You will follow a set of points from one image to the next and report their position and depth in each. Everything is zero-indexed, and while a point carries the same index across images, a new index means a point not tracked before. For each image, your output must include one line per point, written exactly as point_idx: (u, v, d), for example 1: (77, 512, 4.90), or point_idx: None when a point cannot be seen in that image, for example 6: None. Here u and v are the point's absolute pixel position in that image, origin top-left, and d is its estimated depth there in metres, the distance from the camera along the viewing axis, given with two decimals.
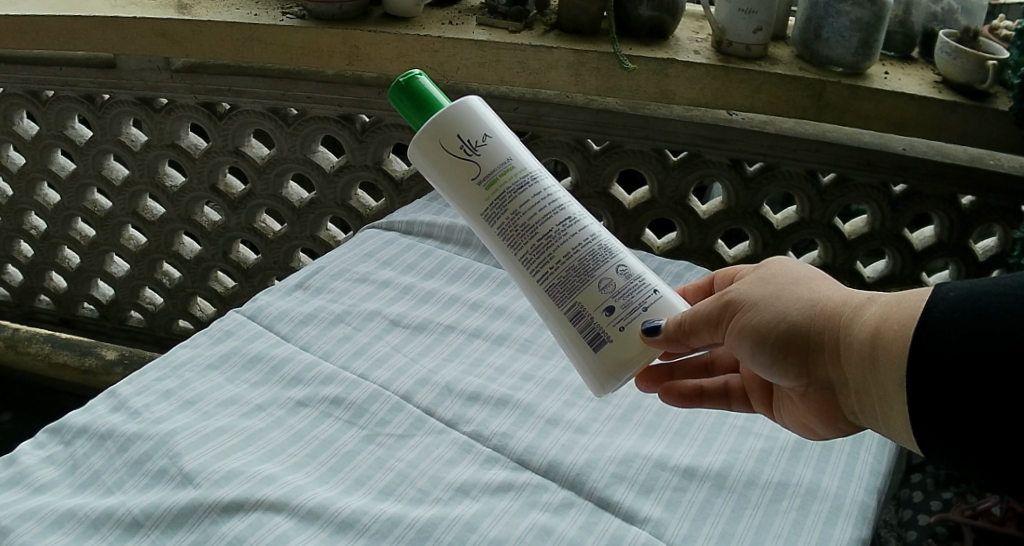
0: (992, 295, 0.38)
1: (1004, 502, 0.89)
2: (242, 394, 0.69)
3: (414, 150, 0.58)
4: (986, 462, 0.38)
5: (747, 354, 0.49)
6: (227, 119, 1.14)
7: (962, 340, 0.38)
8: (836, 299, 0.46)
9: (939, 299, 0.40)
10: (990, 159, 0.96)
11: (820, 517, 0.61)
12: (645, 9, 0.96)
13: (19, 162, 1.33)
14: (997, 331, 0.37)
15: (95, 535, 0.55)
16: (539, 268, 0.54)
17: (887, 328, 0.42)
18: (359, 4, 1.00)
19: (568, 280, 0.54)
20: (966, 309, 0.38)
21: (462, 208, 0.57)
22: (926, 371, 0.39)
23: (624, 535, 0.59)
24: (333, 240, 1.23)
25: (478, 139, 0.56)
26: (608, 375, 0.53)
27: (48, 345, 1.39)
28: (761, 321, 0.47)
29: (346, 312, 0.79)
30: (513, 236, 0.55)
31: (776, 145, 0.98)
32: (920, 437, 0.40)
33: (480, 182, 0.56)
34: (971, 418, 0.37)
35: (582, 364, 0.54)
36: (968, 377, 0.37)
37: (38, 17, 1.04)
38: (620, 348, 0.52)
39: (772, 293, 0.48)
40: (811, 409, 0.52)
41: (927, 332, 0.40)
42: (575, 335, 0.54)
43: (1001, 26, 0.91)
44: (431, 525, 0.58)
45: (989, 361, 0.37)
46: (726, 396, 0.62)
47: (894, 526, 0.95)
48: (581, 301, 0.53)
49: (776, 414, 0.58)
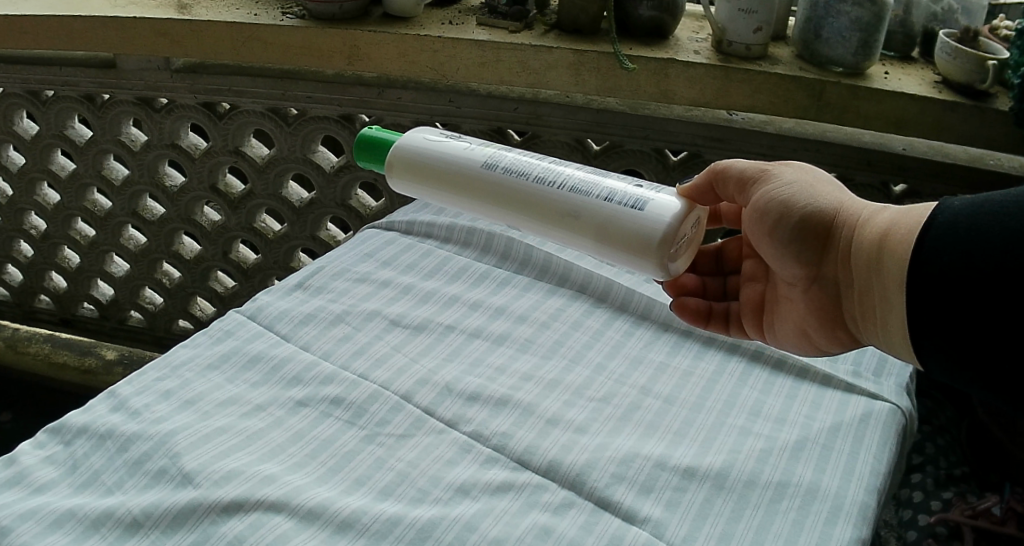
0: (992, 204, 0.42)
1: (1003, 503, 0.98)
2: (242, 394, 0.69)
3: (399, 149, 0.66)
4: (968, 355, 0.42)
5: (766, 234, 0.55)
6: (227, 119, 1.14)
7: (960, 246, 0.42)
8: (857, 204, 0.53)
9: (945, 208, 0.44)
10: (990, 159, 0.96)
11: (819, 518, 0.62)
12: (645, 9, 0.96)
13: (19, 162, 1.33)
14: (992, 237, 0.41)
15: (95, 534, 0.55)
16: (557, 179, 0.61)
17: (900, 219, 0.49)
18: (359, 4, 1.00)
19: (588, 178, 0.60)
20: (966, 220, 0.42)
21: (462, 174, 0.63)
22: (925, 276, 0.44)
23: (624, 535, 0.59)
24: (333, 240, 1.23)
25: (447, 132, 0.67)
26: (666, 220, 0.56)
27: (48, 345, 1.39)
28: (789, 199, 0.54)
29: (346, 312, 0.79)
30: (520, 169, 0.62)
31: (776, 145, 0.98)
32: (915, 339, 0.45)
33: (472, 148, 0.65)
34: (963, 315, 0.42)
35: (637, 229, 0.57)
36: (962, 278, 0.42)
37: (36, 16, 1.04)
38: (664, 202, 0.58)
39: (804, 182, 0.55)
40: (815, 321, 0.57)
41: (929, 238, 0.44)
42: (618, 211, 0.58)
43: (1001, 26, 0.91)
44: (431, 525, 0.58)
45: (981, 265, 0.41)
46: (726, 319, 0.67)
47: (894, 526, 1.02)
48: (608, 187, 0.59)
49: (777, 334, 0.62)
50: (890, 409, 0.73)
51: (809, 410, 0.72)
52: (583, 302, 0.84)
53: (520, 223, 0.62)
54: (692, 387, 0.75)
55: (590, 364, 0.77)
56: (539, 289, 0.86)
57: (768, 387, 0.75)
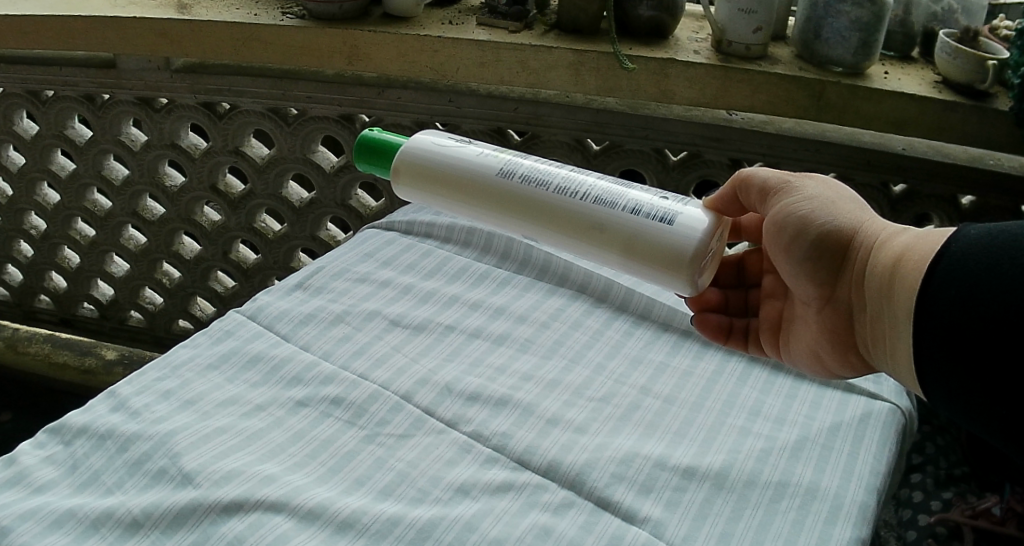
0: (1005, 238, 0.41)
1: (1004, 503, 0.98)
2: (242, 394, 0.69)
3: (412, 155, 0.66)
4: (966, 393, 0.42)
5: (782, 249, 0.55)
6: (227, 119, 1.14)
7: (968, 280, 0.42)
8: (877, 225, 0.53)
9: (960, 238, 0.43)
10: (990, 159, 0.96)
11: (819, 517, 0.62)
12: (644, 9, 0.96)
13: (19, 162, 1.33)
14: (999, 274, 0.40)
15: (95, 535, 0.56)
16: (579, 189, 0.61)
17: (912, 244, 0.48)
18: (359, 4, 1.00)
19: (612, 188, 0.61)
20: (977, 252, 0.42)
21: (481, 182, 0.63)
22: (933, 308, 0.43)
23: (624, 535, 0.59)
24: (333, 240, 1.23)
25: (461, 138, 0.67)
26: (696, 234, 0.57)
27: (48, 345, 1.39)
28: (807, 217, 0.54)
29: (346, 312, 0.79)
30: (540, 178, 0.62)
31: (775, 144, 0.98)
32: (919, 369, 0.45)
33: (487, 155, 0.64)
34: (964, 352, 0.41)
35: (667, 242, 0.57)
36: (965, 314, 0.41)
37: (35, 16, 1.04)
38: (692, 215, 0.58)
39: (826, 199, 0.55)
40: (827, 343, 0.57)
41: (940, 269, 0.43)
42: (647, 224, 0.58)
43: (1001, 26, 0.91)
44: (430, 525, 0.58)
45: (985, 301, 0.40)
46: (746, 335, 0.68)
47: (894, 526, 1.02)
48: (633, 198, 0.60)
49: (790, 353, 0.63)
50: (890, 409, 0.73)
51: (809, 410, 0.72)
52: (584, 302, 0.84)
53: (541, 233, 0.62)
54: (692, 387, 0.75)
55: (590, 364, 0.77)
56: (539, 290, 0.86)
57: (768, 387, 0.75)
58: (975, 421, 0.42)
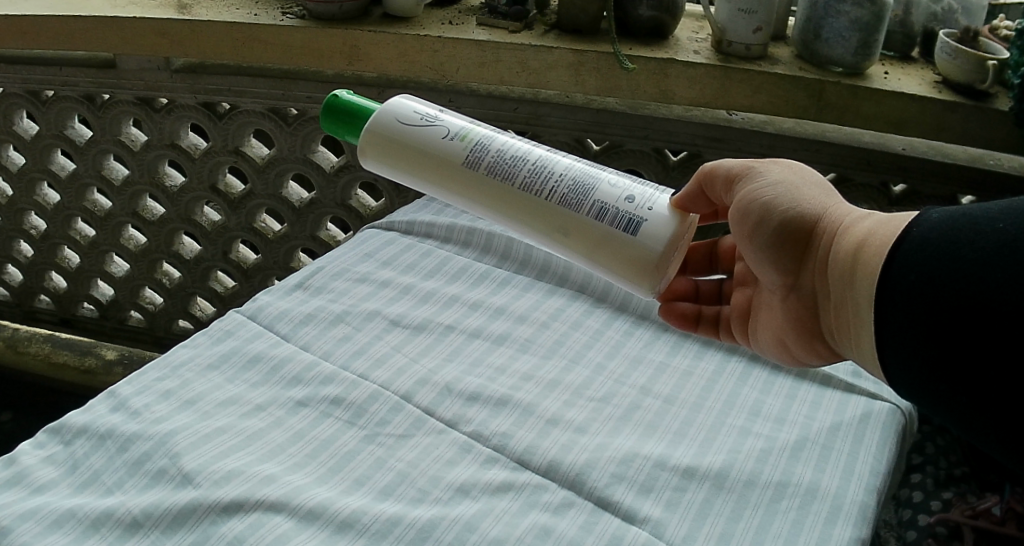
0: (968, 222, 0.40)
1: (1004, 503, 0.98)
2: (242, 394, 0.69)
3: (382, 135, 0.67)
4: (930, 380, 0.42)
5: (746, 235, 0.56)
6: (227, 119, 1.14)
7: (928, 264, 0.41)
8: (840, 209, 0.53)
9: (925, 220, 0.43)
10: (990, 159, 0.97)
11: (819, 517, 0.62)
12: (645, 9, 0.95)
13: (19, 162, 1.33)
14: (960, 258, 0.40)
15: (95, 535, 0.56)
16: (547, 185, 0.62)
17: (874, 229, 0.48)
18: (359, 4, 1.00)
19: (579, 185, 0.61)
20: (939, 235, 0.41)
21: (449, 168, 0.65)
22: (895, 296, 0.43)
23: (624, 535, 0.59)
24: (333, 240, 1.23)
25: (431, 112, 0.67)
26: (653, 246, 0.58)
27: (48, 345, 1.39)
28: (770, 202, 0.54)
29: (346, 312, 0.79)
30: (509, 171, 0.63)
31: (776, 144, 0.98)
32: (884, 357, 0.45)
33: (455, 139, 0.65)
34: (926, 339, 0.41)
35: (628, 252, 0.59)
36: (924, 300, 0.41)
37: (35, 16, 1.04)
38: (655, 224, 0.59)
39: (790, 184, 0.55)
40: (794, 332, 0.57)
41: (901, 255, 0.43)
42: (610, 231, 0.60)
43: (1000, 26, 0.91)
44: (431, 526, 0.58)
45: (944, 286, 0.40)
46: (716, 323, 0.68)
47: (894, 526, 1.02)
48: (600, 199, 0.60)
49: (759, 342, 0.62)
50: (890, 409, 0.73)
51: (809, 410, 0.72)
52: (583, 302, 0.84)
53: (508, 223, 0.64)
54: (692, 387, 0.75)
55: (590, 364, 0.77)
56: (539, 289, 0.86)
57: (768, 387, 0.75)
58: (939, 409, 0.42)
